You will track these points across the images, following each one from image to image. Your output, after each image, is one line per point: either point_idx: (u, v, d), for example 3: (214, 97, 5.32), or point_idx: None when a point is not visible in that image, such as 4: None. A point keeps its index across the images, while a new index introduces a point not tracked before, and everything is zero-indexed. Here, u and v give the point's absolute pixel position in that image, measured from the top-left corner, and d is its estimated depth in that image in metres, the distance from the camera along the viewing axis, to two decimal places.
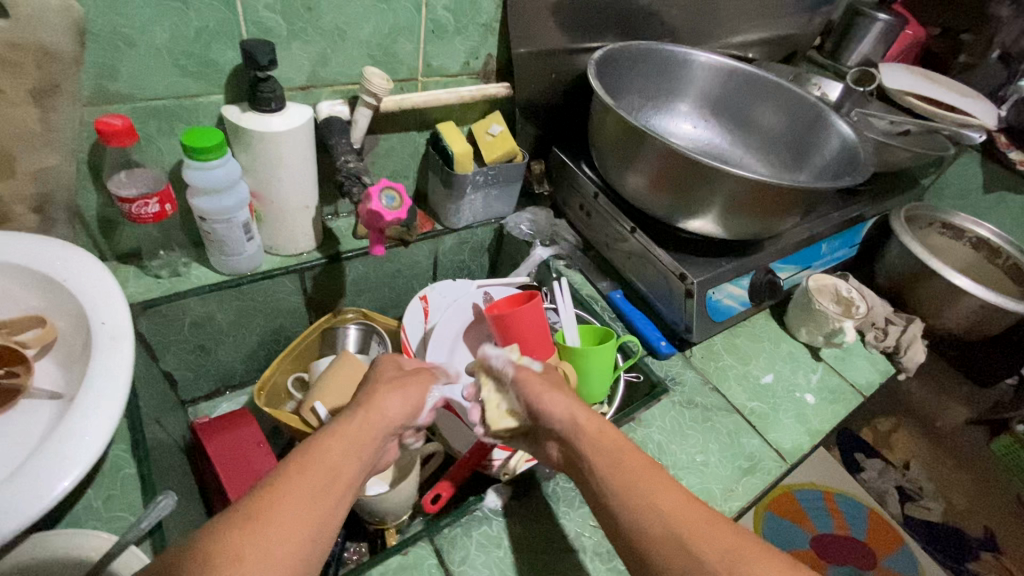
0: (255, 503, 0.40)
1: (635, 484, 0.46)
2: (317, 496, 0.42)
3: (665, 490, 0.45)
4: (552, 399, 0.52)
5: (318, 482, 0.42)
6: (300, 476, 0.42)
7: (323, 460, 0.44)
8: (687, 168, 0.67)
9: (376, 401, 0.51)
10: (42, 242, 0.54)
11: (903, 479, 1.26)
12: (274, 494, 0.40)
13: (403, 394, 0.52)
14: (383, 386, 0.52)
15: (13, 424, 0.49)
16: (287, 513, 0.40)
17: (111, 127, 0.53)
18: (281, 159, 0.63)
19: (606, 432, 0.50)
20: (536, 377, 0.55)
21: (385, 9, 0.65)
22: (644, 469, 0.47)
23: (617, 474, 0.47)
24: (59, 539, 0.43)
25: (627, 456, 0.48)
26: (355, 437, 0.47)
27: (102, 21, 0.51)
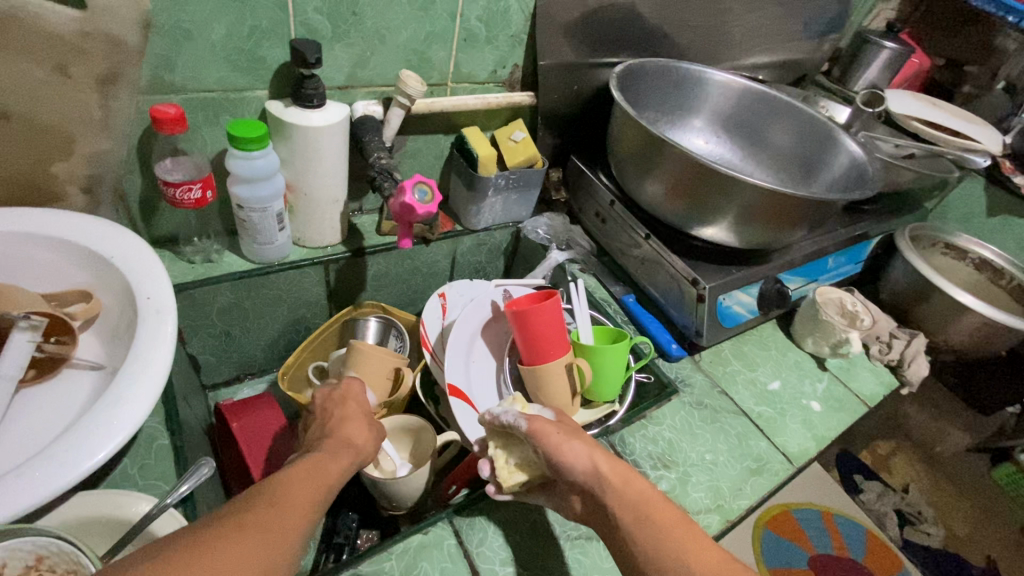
0: (273, 494, 0.40)
1: (666, 543, 0.47)
2: (315, 496, 0.42)
3: (696, 547, 0.47)
4: (571, 449, 0.52)
5: (317, 485, 0.43)
6: (304, 477, 0.43)
7: (319, 470, 0.45)
8: (705, 178, 0.70)
9: (348, 430, 0.53)
10: (93, 220, 0.57)
11: (903, 503, 1.30)
12: (286, 486, 0.41)
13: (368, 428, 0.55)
14: (355, 416, 0.55)
15: (56, 391, 0.51)
16: (296, 502, 0.40)
17: (165, 115, 0.56)
18: (317, 153, 0.67)
19: (632, 481, 0.51)
20: (551, 427, 0.53)
21: (423, 17, 0.69)
22: (676, 525, 0.48)
23: (649, 530, 0.48)
24: (98, 501, 0.45)
25: (656, 509, 0.49)
26: (342, 460, 0.49)
27: (169, 16, 0.55)
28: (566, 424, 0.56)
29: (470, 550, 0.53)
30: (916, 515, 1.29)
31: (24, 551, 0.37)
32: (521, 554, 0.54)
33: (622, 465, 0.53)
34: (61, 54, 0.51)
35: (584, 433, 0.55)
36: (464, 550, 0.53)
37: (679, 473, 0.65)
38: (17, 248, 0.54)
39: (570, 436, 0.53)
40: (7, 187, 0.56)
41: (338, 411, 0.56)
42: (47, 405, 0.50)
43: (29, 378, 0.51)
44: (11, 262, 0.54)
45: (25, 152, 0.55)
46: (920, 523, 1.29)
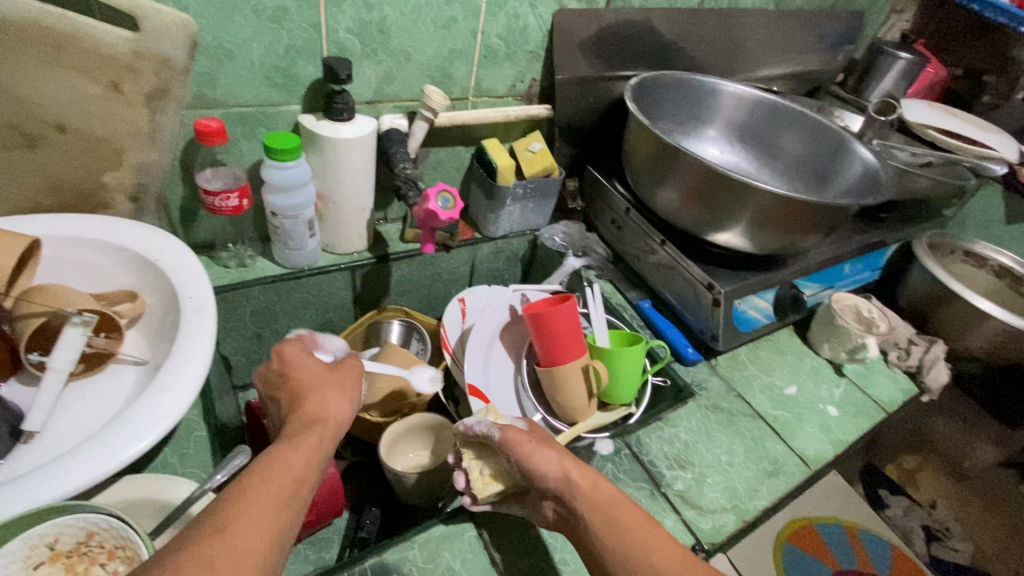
0: (221, 515, 0.36)
1: (631, 541, 0.47)
2: (280, 505, 0.39)
3: (659, 545, 0.47)
4: (541, 459, 0.53)
5: (282, 490, 0.40)
6: (263, 486, 0.39)
7: (282, 469, 0.41)
8: (718, 184, 0.72)
9: (317, 404, 0.49)
10: (137, 226, 0.61)
11: (930, 518, 1.28)
12: (238, 507, 0.37)
13: (343, 391, 0.52)
14: (325, 385, 0.51)
15: (103, 384, 0.55)
16: (249, 522, 0.36)
17: (207, 128, 0.60)
18: (346, 164, 0.70)
19: (598, 484, 0.51)
20: (522, 436, 0.55)
21: (446, 35, 0.73)
22: (640, 526, 0.48)
23: (613, 529, 0.48)
24: (144, 484, 0.48)
25: (621, 510, 0.49)
26: (311, 448, 0.45)
27: (213, 37, 0.60)
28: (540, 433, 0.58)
29: (489, 543, 0.56)
30: (943, 531, 1.27)
31: (76, 527, 0.40)
32: (537, 549, 0.56)
33: (591, 471, 0.53)
34: (115, 72, 0.55)
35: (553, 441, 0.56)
36: (484, 541, 0.56)
37: (695, 473, 0.66)
38: (69, 251, 0.58)
39: (544, 444, 0.54)
40: (61, 195, 0.61)
41: (300, 388, 0.51)
42: (95, 397, 0.54)
43: (78, 372, 0.54)
44: (64, 264, 0.58)
45: (78, 163, 0.59)
46: (948, 539, 1.26)
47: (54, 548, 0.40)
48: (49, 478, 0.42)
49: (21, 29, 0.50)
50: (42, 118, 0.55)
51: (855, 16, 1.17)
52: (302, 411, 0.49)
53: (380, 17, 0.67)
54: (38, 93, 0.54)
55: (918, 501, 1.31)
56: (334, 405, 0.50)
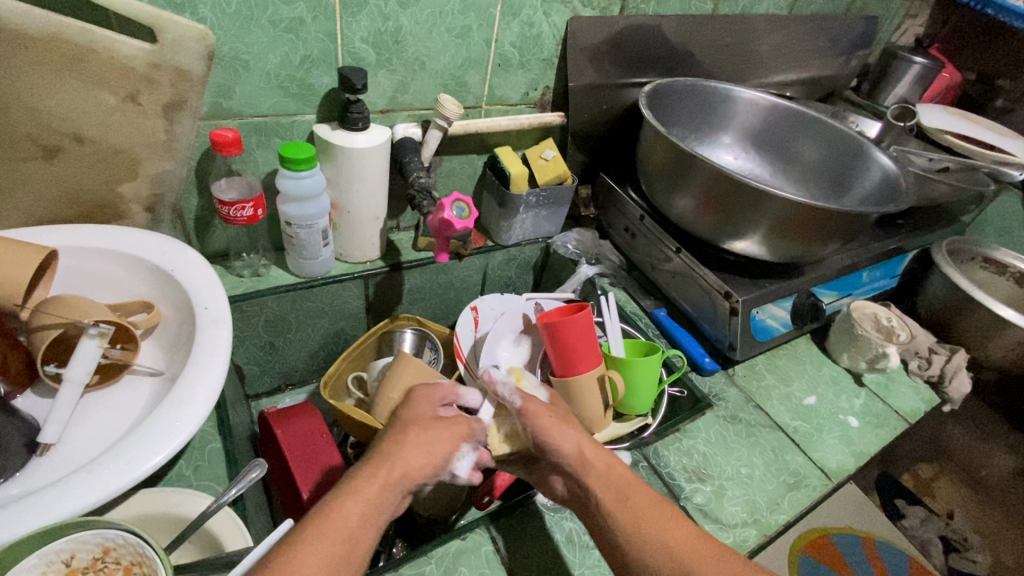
0: (267, 570, 0.38)
1: (646, 520, 0.49)
2: (330, 567, 0.40)
3: (674, 526, 0.49)
4: (556, 432, 0.55)
5: (334, 553, 0.41)
6: (310, 544, 0.40)
7: (334, 528, 0.42)
8: (736, 192, 0.71)
9: (398, 453, 0.49)
10: (152, 236, 0.61)
11: (947, 528, 1.23)
12: (284, 564, 0.38)
13: (429, 448, 0.50)
14: (413, 438, 0.50)
15: (119, 396, 0.55)
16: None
17: (222, 138, 0.60)
18: (361, 173, 0.70)
19: (611, 463, 0.54)
20: (542, 408, 0.57)
21: (460, 44, 0.72)
22: (654, 505, 0.50)
23: (627, 506, 0.50)
24: (159, 498, 0.48)
25: (634, 491, 0.51)
26: (369, 500, 0.45)
27: (229, 47, 0.60)
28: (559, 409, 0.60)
29: (506, 557, 0.55)
30: (961, 542, 1.21)
31: (92, 543, 0.40)
32: (554, 563, 0.55)
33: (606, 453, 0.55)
34: (133, 83, 0.55)
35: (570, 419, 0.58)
36: (501, 556, 0.55)
37: (714, 486, 0.65)
38: (86, 262, 0.58)
39: (561, 421, 0.57)
40: (78, 205, 0.61)
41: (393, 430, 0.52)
42: (111, 409, 0.53)
43: (94, 384, 0.54)
44: (80, 275, 0.58)
45: (95, 174, 0.59)
46: (966, 550, 1.20)
47: (70, 565, 0.39)
48: (64, 493, 0.41)
49: (42, 41, 0.50)
50: (60, 129, 0.55)
51: (869, 21, 1.16)
52: (378, 453, 0.49)
53: (395, 26, 0.67)
54: (57, 105, 0.54)
55: (935, 510, 1.26)
56: (414, 456, 0.49)
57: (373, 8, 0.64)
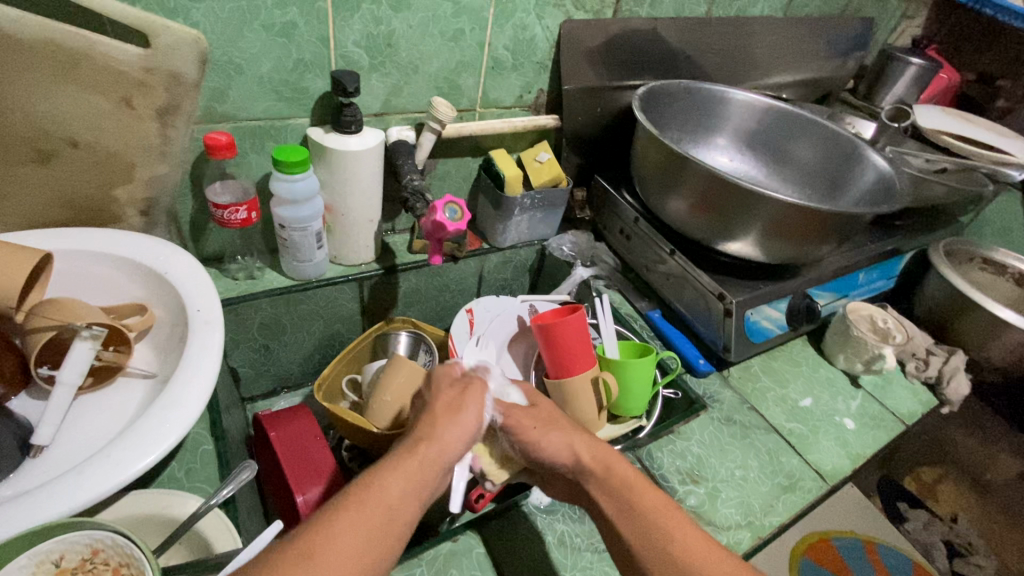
0: (308, 541, 0.36)
1: (649, 526, 0.48)
2: (377, 537, 0.39)
3: (681, 531, 0.47)
4: (548, 437, 0.55)
5: (380, 521, 0.39)
6: (357, 515, 0.39)
7: (381, 498, 0.40)
8: (728, 193, 0.71)
9: (437, 430, 0.48)
10: (146, 239, 0.61)
11: (951, 533, 1.23)
12: (328, 534, 0.37)
13: (463, 421, 0.49)
14: (447, 414, 0.50)
15: (112, 398, 0.55)
16: (337, 557, 0.36)
17: (216, 141, 0.60)
18: (354, 175, 0.70)
19: (614, 466, 0.52)
20: (524, 417, 0.55)
21: (453, 47, 0.73)
22: (660, 510, 0.49)
23: (631, 512, 0.49)
24: (149, 499, 0.48)
25: (639, 493, 0.51)
26: (413, 472, 0.43)
27: (223, 52, 0.60)
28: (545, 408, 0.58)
29: (498, 559, 0.55)
30: (965, 546, 1.22)
31: (81, 544, 0.39)
32: (547, 565, 0.55)
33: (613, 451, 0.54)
34: (126, 87, 0.56)
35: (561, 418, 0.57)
36: (493, 559, 0.54)
37: (709, 488, 0.64)
38: (81, 264, 0.59)
39: (548, 427, 0.55)
40: (72, 209, 0.61)
41: (424, 413, 0.50)
42: (103, 411, 0.54)
43: (87, 386, 0.54)
44: (74, 278, 0.58)
45: (90, 178, 0.60)
46: (971, 554, 1.21)
47: (59, 566, 0.38)
48: (54, 496, 0.41)
49: (36, 47, 0.51)
50: (54, 133, 0.56)
51: (865, 23, 1.16)
52: (416, 432, 0.47)
53: (388, 30, 0.67)
54: (52, 109, 0.55)
55: (938, 514, 1.26)
56: (452, 432, 0.48)
57: (366, 12, 0.65)
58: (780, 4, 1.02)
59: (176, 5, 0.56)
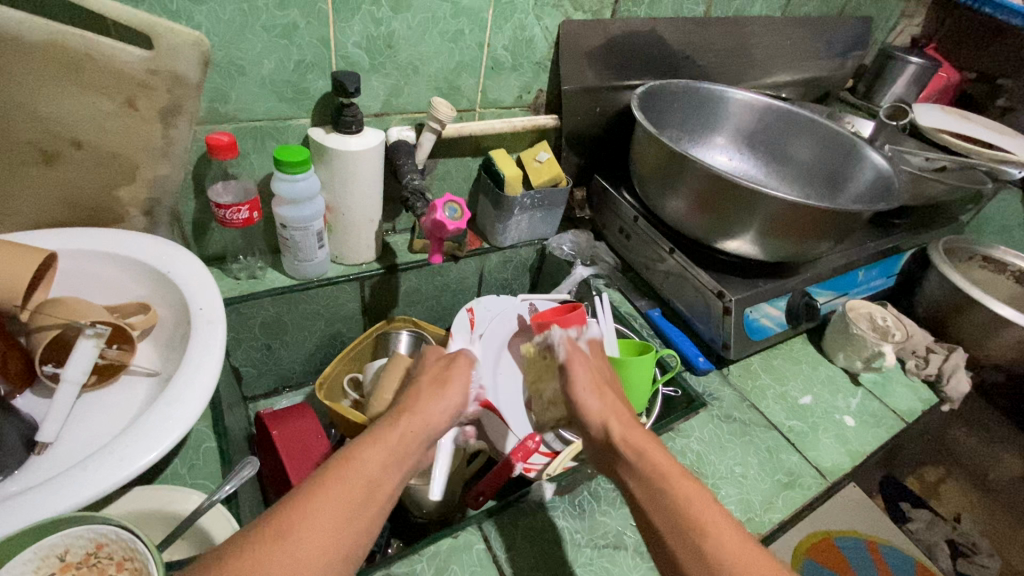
0: (286, 515, 0.37)
1: (681, 519, 0.44)
2: (356, 508, 0.39)
3: (718, 527, 0.43)
4: (591, 399, 0.57)
5: (357, 493, 0.40)
6: (336, 486, 0.39)
7: (359, 469, 0.41)
8: (727, 191, 0.71)
9: (415, 406, 0.51)
10: (149, 238, 0.62)
11: (955, 533, 1.20)
12: (306, 505, 0.37)
13: (443, 398, 0.53)
14: (425, 394, 0.52)
15: (115, 396, 0.55)
16: (316, 526, 0.36)
17: (218, 142, 0.61)
18: (355, 175, 0.71)
19: (646, 453, 0.50)
20: (583, 369, 0.60)
21: (453, 48, 0.73)
22: (695, 503, 0.45)
23: (663, 503, 0.46)
24: (153, 495, 0.48)
25: (675, 484, 0.46)
26: (392, 446, 0.45)
27: (225, 53, 0.61)
28: (601, 365, 0.64)
29: (498, 555, 0.55)
30: (969, 546, 1.19)
31: (86, 539, 0.40)
32: (548, 561, 0.56)
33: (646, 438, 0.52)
34: (130, 89, 0.57)
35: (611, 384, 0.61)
36: (493, 555, 0.55)
37: (708, 485, 0.65)
38: (85, 264, 0.59)
39: (595, 386, 0.59)
40: (76, 209, 0.62)
41: (406, 393, 0.54)
42: (107, 409, 0.54)
43: (91, 384, 0.55)
44: (78, 277, 0.59)
45: (94, 178, 0.61)
46: (975, 555, 1.18)
47: (64, 560, 0.39)
48: (58, 490, 0.42)
49: (42, 49, 0.51)
50: (59, 134, 0.56)
51: (863, 22, 1.17)
52: (396, 408, 0.51)
53: (388, 31, 0.68)
54: (56, 111, 0.55)
55: (941, 514, 1.24)
56: (431, 407, 0.51)
57: (366, 13, 0.65)
58: (778, 3, 1.03)
59: (178, 7, 0.56)
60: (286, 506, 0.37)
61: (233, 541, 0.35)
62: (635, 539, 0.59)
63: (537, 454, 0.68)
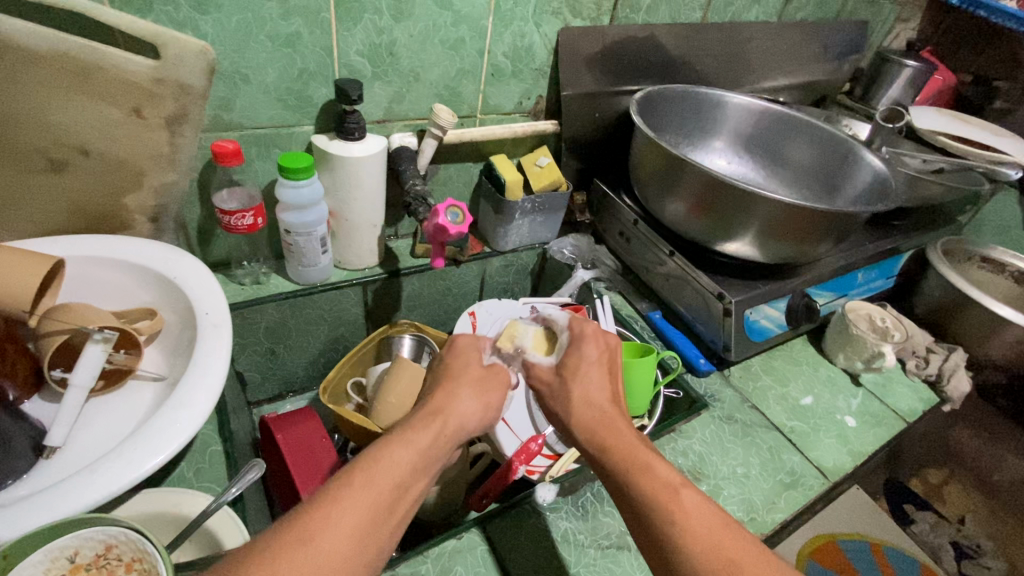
0: (309, 518, 0.37)
1: (644, 507, 0.45)
2: (381, 514, 0.39)
3: (684, 511, 0.44)
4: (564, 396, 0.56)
5: (384, 498, 0.40)
6: (362, 489, 0.39)
7: (389, 471, 0.41)
8: (726, 195, 0.71)
9: (450, 405, 0.50)
10: (156, 244, 0.63)
11: (960, 535, 1.21)
12: (331, 509, 0.37)
13: (481, 400, 0.52)
14: (460, 389, 0.52)
15: (123, 401, 0.56)
16: (340, 533, 0.37)
17: (223, 149, 0.62)
18: (357, 181, 0.72)
19: (610, 445, 0.50)
20: (545, 369, 0.59)
21: (454, 55, 0.75)
22: (660, 491, 0.45)
23: (629, 492, 0.47)
24: (160, 498, 0.49)
25: (644, 476, 0.46)
26: (423, 447, 0.45)
27: (229, 62, 0.62)
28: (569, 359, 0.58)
29: (501, 556, 0.55)
30: (973, 548, 1.20)
31: (95, 540, 0.40)
32: (550, 562, 0.56)
33: (620, 425, 0.52)
34: (137, 98, 0.58)
35: (591, 368, 0.57)
36: (496, 557, 0.55)
37: (710, 485, 0.65)
38: (92, 270, 0.60)
39: (563, 387, 0.56)
40: (84, 216, 0.63)
41: (445, 381, 0.53)
42: (115, 413, 0.55)
43: (99, 389, 0.56)
44: (86, 283, 0.60)
45: (101, 185, 0.62)
46: (980, 557, 1.19)
47: (73, 561, 0.39)
48: (68, 493, 0.42)
49: (51, 59, 0.52)
50: (67, 142, 0.57)
51: (859, 27, 1.18)
52: (429, 405, 0.50)
53: (390, 39, 0.69)
54: (65, 120, 0.56)
55: (946, 516, 1.24)
56: (464, 409, 0.50)
57: (368, 22, 0.66)
58: (774, 9, 1.04)
59: (184, 17, 0.57)
60: (309, 512, 0.37)
61: (246, 547, 0.35)
62: None
63: (541, 458, 0.69)
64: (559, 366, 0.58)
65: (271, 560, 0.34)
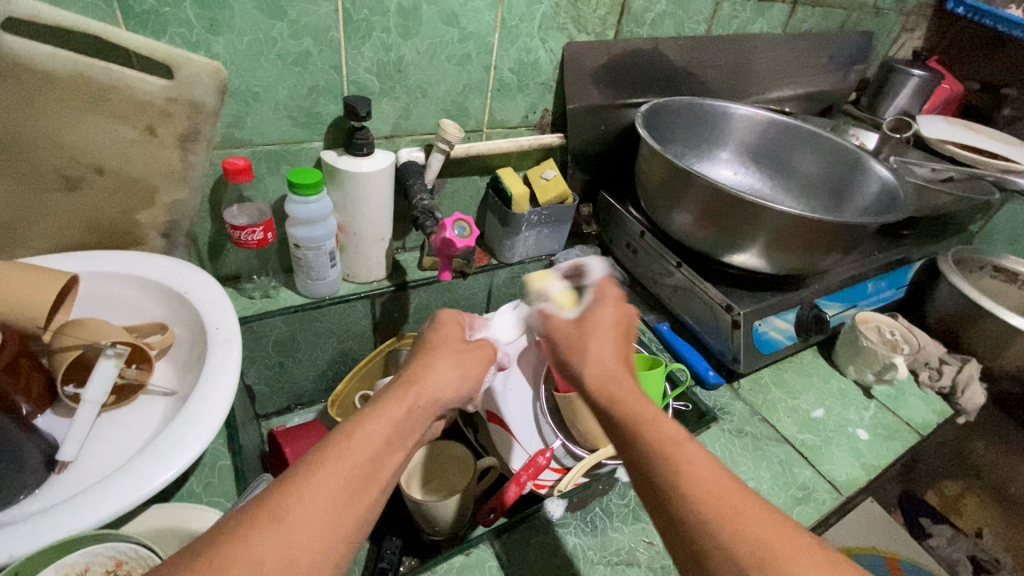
0: (278, 499, 0.36)
1: (654, 462, 0.44)
2: (354, 488, 0.39)
3: (693, 471, 0.42)
4: (586, 347, 0.55)
5: (357, 474, 0.39)
6: (334, 465, 0.39)
7: (362, 445, 0.41)
8: (732, 206, 0.71)
9: (426, 376, 0.50)
10: (168, 260, 0.63)
11: (976, 548, 1.19)
12: (303, 487, 0.37)
13: (456, 368, 0.53)
14: (432, 362, 0.52)
15: (132, 415, 0.56)
16: (310, 511, 0.36)
17: (234, 166, 0.63)
18: (365, 196, 0.73)
19: (618, 399, 0.49)
20: (563, 322, 0.59)
21: (460, 71, 0.76)
22: (669, 448, 0.44)
23: (641, 450, 0.45)
24: (170, 513, 0.49)
25: (660, 432, 0.45)
26: (398, 420, 0.45)
27: (241, 81, 0.63)
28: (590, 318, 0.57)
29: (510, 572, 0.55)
30: (991, 562, 1.17)
31: (105, 556, 0.41)
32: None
33: (628, 386, 0.51)
34: (150, 117, 0.59)
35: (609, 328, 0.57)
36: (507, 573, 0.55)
37: None
38: (105, 286, 0.61)
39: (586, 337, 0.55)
40: (99, 232, 0.64)
41: (422, 352, 0.54)
42: (125, 427, 0.55)
43: (110, 403, 0.56)
44: (98, 298, 0.61)
45: (115, 203, 0.63)
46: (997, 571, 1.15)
47: None
48: (74, 511, 0.42)
49: (69, 81, 0.54)
50: (82, 161, 0.59)
51: (864, 37, 1.18)
52: (404, 376, 0.50)
53: (398, 56, 0.70)
54: (80, 139, 0.57)
55: (962, 529, 1.21)
56: (439, 378, 0.51)
57: (377, 40, 0.67)
58: (779, 20, 1.04)
59: (197, 38, 0.59)
60: (279, 489, 0.37)
61: (213, 531, 0.35)
62: (648, 556, 0.59)
63: (549, 470, 0.69)
64: (581, 319, 0.58)
65: (238, 543, 0.33)
